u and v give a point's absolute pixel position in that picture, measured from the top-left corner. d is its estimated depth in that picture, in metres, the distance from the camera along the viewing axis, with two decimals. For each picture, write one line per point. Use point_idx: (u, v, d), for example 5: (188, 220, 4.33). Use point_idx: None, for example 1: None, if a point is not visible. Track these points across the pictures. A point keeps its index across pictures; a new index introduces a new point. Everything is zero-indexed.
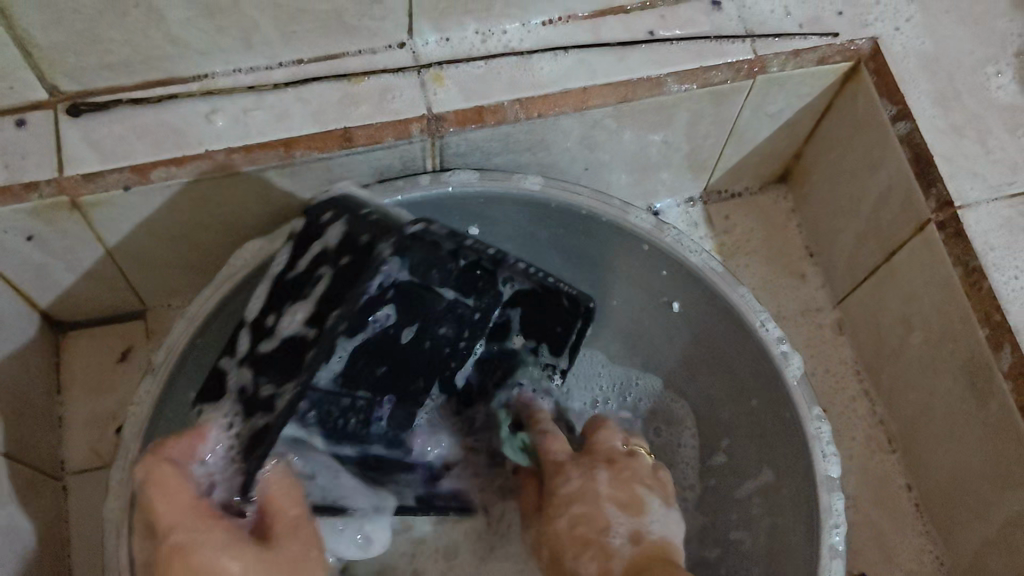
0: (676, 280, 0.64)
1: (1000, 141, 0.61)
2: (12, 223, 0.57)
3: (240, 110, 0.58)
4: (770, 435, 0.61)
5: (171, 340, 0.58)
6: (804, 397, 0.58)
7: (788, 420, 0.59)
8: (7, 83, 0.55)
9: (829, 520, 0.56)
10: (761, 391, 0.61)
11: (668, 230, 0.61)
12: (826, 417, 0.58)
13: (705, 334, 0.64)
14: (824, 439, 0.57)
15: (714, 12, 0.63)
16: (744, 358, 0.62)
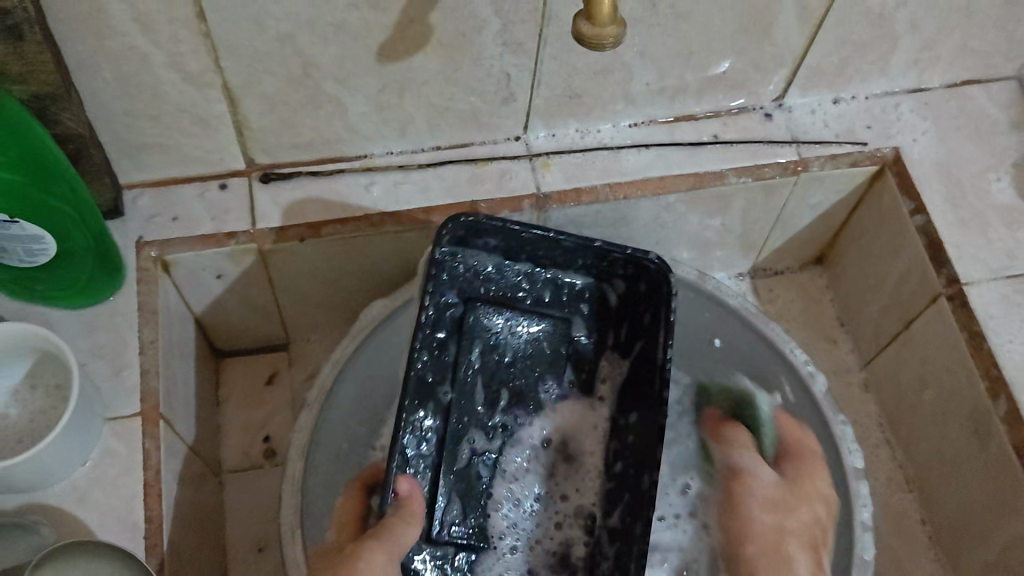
0: (719, 319, 0.75)
1: (998, 232, 0.75)
2: (211, 263, 0.72)
3: (391, 184, 0.74)
4: (807, 438, 0.72)
5: (324, 376, 0.69)
6: (826, 405, 0.71)
7: (819, 428, 0.71)
8: (220, 154, 0.71)
9: (858, 501, 0.68)
10: (788, 410, 0.73)
11: (709, 278, 0.76)
12: (848, 421, 0.71)
13: (748, 366, 0.75)
14: (847, 438, 0.70)
15: (767, 122, 0.79)
16: (776, 385, 0.74)
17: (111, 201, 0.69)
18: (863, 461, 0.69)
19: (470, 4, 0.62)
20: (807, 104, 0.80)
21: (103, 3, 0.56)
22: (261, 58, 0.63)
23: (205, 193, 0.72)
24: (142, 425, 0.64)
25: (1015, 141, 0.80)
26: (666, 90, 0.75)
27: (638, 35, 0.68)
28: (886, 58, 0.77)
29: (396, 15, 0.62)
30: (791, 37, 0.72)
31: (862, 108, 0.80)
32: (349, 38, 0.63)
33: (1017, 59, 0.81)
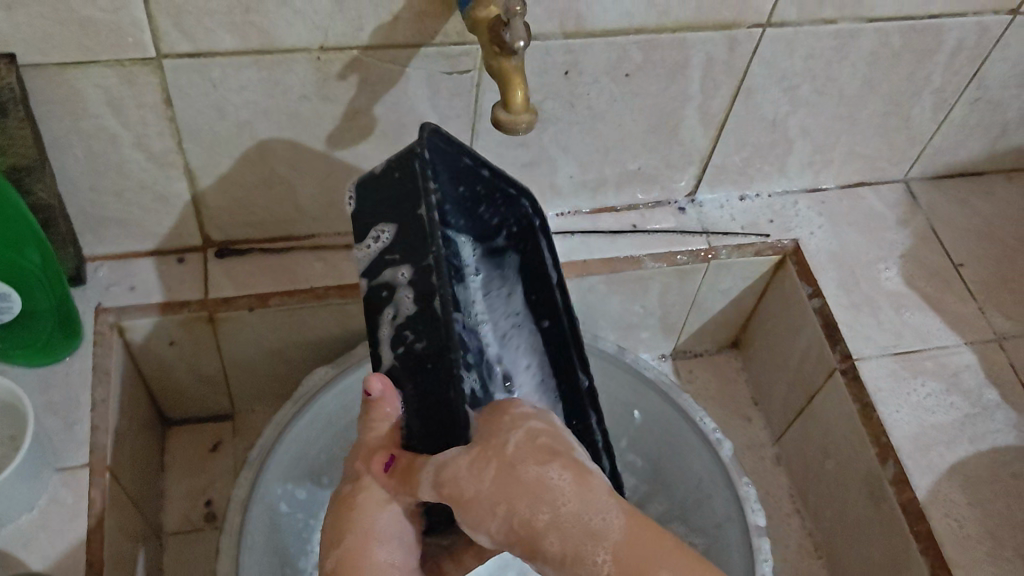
0: (637, 393, 0.83)
1: (887, 315, 0.83)
2: (165, 330, 0.78)
3: (337, 261, 0.81)
4: (712, 503, 0.78)
5: (267, 436, 0.74)
6: (734, 470, 0.76)
7: (724, 491, 0.76)
8: (178, 231, 0.77)
9: (760, 556, 0.72)
10: (693, 478, 0.80)
11: (627, 353, 0.82)
12: (752, 484, 0.75)
13: (660, 438, 0.83)
14: (751, 498, 0.74)
15: (679, 215, 0.88)
16: (685, 455, 0.81)
17: (75, 267, 0.74)
18: (765, 520, 0.74)
19: (409, 99, 0.70)
20: (715, 200, 0.89)
21: (80, 88, 0.63)
22: (219, 141, 0.70)
23: (163, 265, 0.78)
24: (89, 476, 0.67)
25: (902, 235, 0.89)
26: (588, 183, 0.84)
27: (560, 130, 0.77)
28: (783, 160, 0.87)
29: (343, 106, 0.69)
30: (697, 138, 0.81)
31: (764, 205, 0.90)
32: (300, 125, 0.70)
33: (902, 164, 0.91)
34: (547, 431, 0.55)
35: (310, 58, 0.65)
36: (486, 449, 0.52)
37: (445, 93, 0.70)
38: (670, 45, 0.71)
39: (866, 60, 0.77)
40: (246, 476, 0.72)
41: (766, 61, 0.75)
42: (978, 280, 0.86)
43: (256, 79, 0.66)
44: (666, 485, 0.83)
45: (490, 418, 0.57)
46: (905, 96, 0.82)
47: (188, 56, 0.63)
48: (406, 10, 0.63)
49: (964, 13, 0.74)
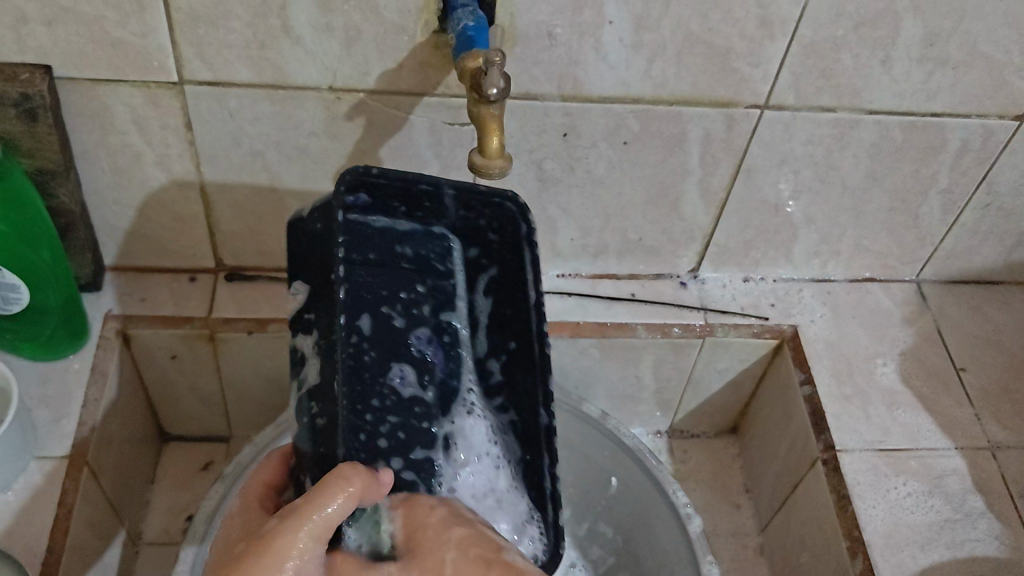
0: (617, 459, 0.83)
1: (877, 410, 0.82)
2: (166, 344, 0.81)
3: None
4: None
5: (243, 455, 0.77)
6: (698, 547, 0.74)
7: (688, 567, 0.75)
8: (192, 251, 0.82)
9: None
10: (663, 552, 0.79)
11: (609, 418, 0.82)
12: (716, 563, 0.74)
13: (635, 508, 0.82)
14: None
15: (680, 289, 0.89)
16: (657, 527, 0.80)
17: (91, 274, 0.79)
18: None
19: (413, 146, 0.74)
20: (719, 279, 0.90)
21: (109, 104, 0.69)
22: (233, 168, 0.75)
23: (175, 283, 0.83)
24: (65, 468, 0.71)
25: (905, 334, 0.88)
26: (589, 248, 0.86)
27: (560, 192, 0.79)
28: (788, 246, 0.87)
29: (350, 146, 0.74)
30: (698, 214, 0.83)
31: (768, 289, 0.90)
32: (309, 161, 0.75)
33: (913, 264, 0.91)
34: (464, 531, 0.54)
35: (320, 96, 0.70)
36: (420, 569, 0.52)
37: (448, 144, 0.74)
38: (667, 118, 0.73)
39: (867, 152, 0.78)
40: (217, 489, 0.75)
41: (765, 143, 0.76)
42: (978, 385, 0.84)
43: (269, 112, 0.71)
44: (638, 557, 0.82)
45: (407, 521, 0.57)
46: (911, 193, 0.82)
47: (207, 84, 0.68)
48: (410, 60, 0.67)
49: (967, 114, 0.75)
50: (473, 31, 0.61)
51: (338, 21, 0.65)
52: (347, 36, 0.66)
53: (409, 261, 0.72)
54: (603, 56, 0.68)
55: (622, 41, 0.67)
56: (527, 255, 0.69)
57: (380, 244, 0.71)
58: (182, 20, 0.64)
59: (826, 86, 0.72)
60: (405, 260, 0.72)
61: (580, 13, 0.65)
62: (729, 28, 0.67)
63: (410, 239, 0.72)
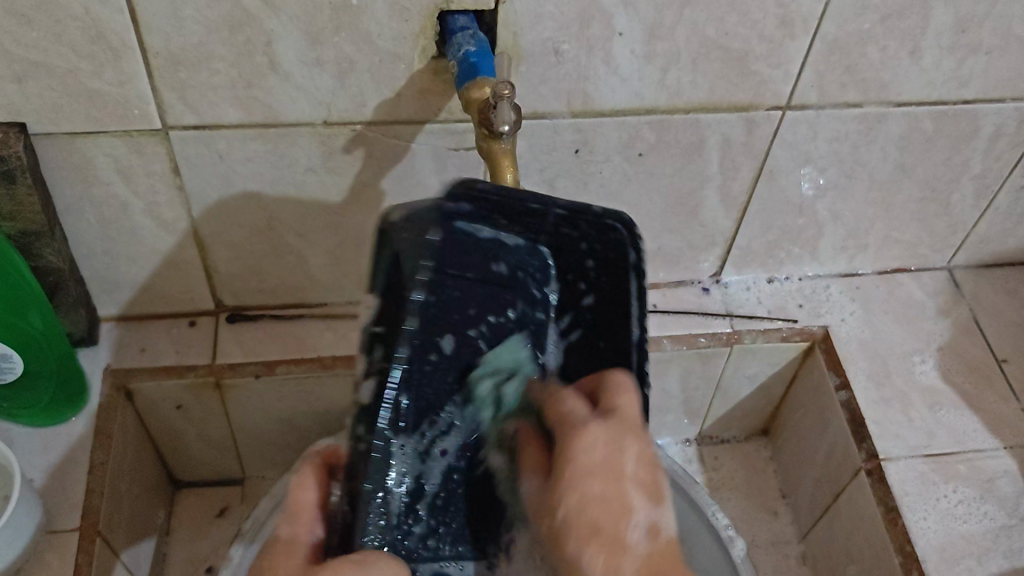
0: None
1: (919, 412, 0.78)
2: (171, 394, 0.77)
3: (347, 330, 0.80)
4: None
5: (261, 509, 0.73)
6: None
7: None
8: (190, 295, 0.78)
9: None
10: None
11: None
12: None
13: None
14: None
15: (703, 295, 0.85)
16: None
17: (85, 330, 0.75)
18: None
19: (417, 174, 0.70)
20: (742, 281, 0.86)
21: (90, 156, 0.64)
22: (228, 211, 0.70)
23: (174, 329, 0.79)
24: (77, 539, 0.67)
25: (941, 326, 0.84)
26: None
27: None
28: (814, 243, 0.83)
29: (350, 179, 0.69)
30: (719, 219, 0.79)
31: (794, 289, 0.86)
32: (308, 196, 0.70)
33: (944, 252, 0.87)
34: (610, 484, 0.54)
35: (315, 131, 0.65)
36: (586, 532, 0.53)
37: (453, 169, 0.70)
38: (685, 125, 0.69)
39: (896, 144, 0.74)
40: (236, 548, 0.71)
41: (788, 143, 0.72)
42: (1021, 377, 0.81)
43: (261, 152, 0.66)
44: None
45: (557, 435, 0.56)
46: (942, 182, 0.78)
47: (194, 128, 0.64)
48: (408, 88, 0.63)
49: (1001, 99, 0.71)
50: (475, 57, 0.56)
51: (329, 54, 0.60)
52: (340, 68, 0.61)
53: (500, 276, 0.60)
54: (614, 69, 0.64)
55: (633, 52, 0.63)
56: (635, 288, 0.60)
57: (485, 254, 0.58)
58: (161, 65, 0.59)
59: (852, 82, 0.68)
60: (494, 269, 0.60)
61: (587, 27, 0.60)
62: (749, 30, 0.62)
63: (505, 252, 0.59)
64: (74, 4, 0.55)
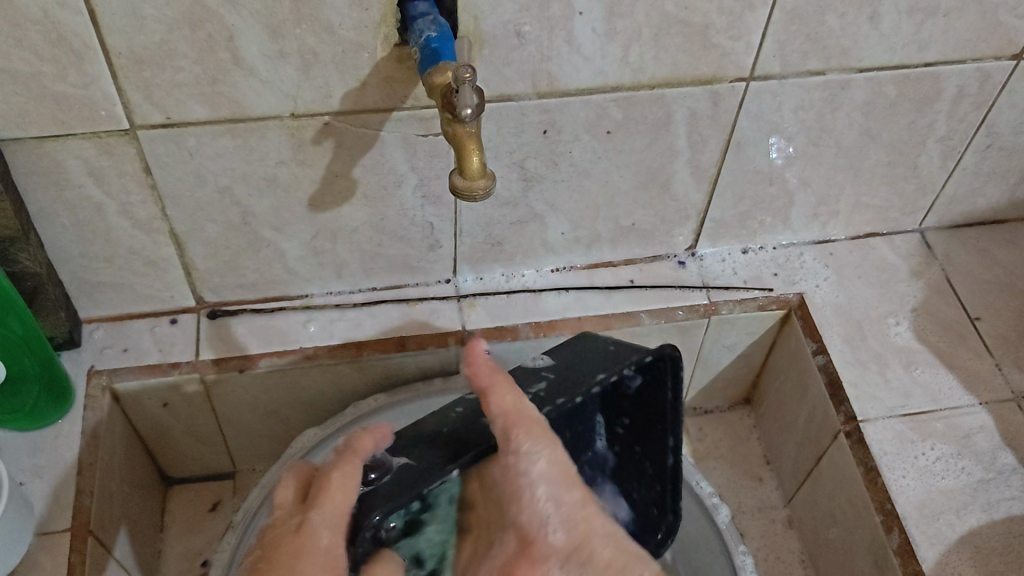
0: None
1: (896, 373, 0.79)
2: (157, 392, 0.78)
3: (327, 321, 0.81)
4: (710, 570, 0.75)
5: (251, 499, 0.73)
6: (731, 538, 0.73)
7: (720, 559, 0.73)
8: (170, 293, 0.78)
9: None
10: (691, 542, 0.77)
11: None
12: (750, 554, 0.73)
13: None
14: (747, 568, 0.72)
15: (679, 269, 0.86)
16: None
17: (66, 332, 0.76)
18: None
19: (388, 161, 0.70)
20: (717, 253, 0.87)
21: (60, 159, 0.64)
22: (202, 208, 0.71)
23: (155, 327, 0.79)
24: (70, 540, 0.68)
25: (914, 288, 0.86)
26: (581, 239, 0.83)
27: (546, 189, 0.76)
28: (786, 212, 0.84)
29: (321, 170, 0.70)
30: (691, 192, 0.80)
31: (769, 258, 0.87)
32: (280, 190, 0.71)
33: (914, 214, 0.88)
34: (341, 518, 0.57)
35: (283, 124, 0.65)
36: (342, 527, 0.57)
37: (423, 155, 0.70)
38: (650, 102, 0.70)
39: (861, 110, 0.74)
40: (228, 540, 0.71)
41: (753, 114, 0.73)
42: (994, 334, 0.82)
43: (231, 147, 0.66)
44: None
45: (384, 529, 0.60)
46: (909, 145, 0.79)
47: (162, 126, 0.64)
48: (374, 77, 0.63)
49: (961, 60, 0.72)
50: (438, 42, 0.57)
51: (291, 46, 0.60)
52: (304, 60, 0.61)
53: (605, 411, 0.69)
54: (577, 48, 0.64)
55: (594, 30, 0.63)
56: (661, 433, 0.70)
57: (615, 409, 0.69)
58: (125, 65, 0.59)
59: (813, 50, 0.68)
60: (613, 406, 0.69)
61: (547, 8, 0.61)
62: (708, 3, 0.63)
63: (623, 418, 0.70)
64: (33, 8, 0.55)
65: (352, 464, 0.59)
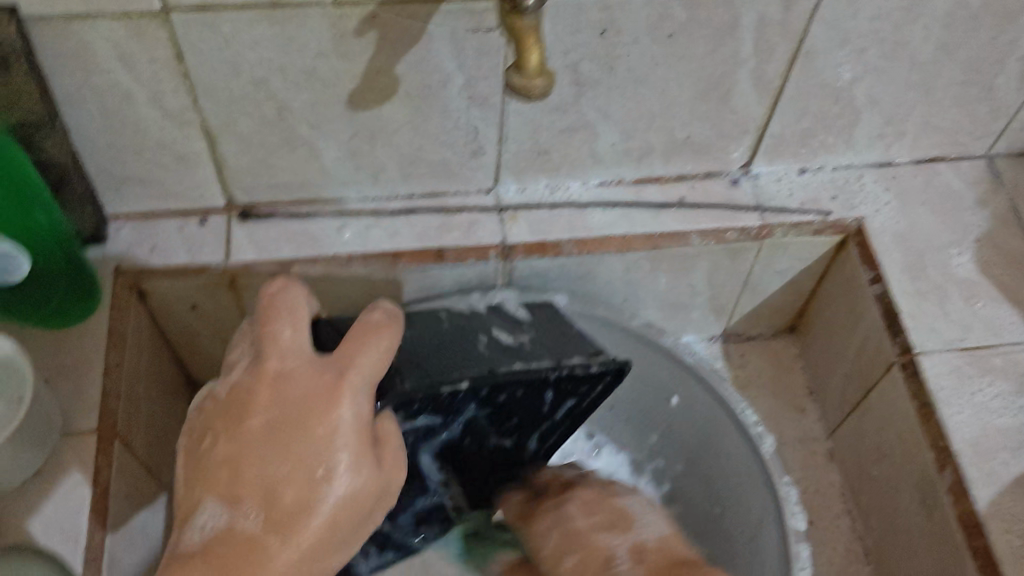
0: (673, 374, 0.77)
1: (956, 305, 0.75)
2: (185, 293, 0.75)
3: (362, 226, 0.77)
4: (751, 499, 0.71)
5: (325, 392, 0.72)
6: (774, 468, 0.69)
7: (762, 491, 0.70)
8: (201, 192, 0.75)
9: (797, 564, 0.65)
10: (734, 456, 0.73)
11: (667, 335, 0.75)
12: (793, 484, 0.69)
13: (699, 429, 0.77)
14: (791, 501, 0.68)
15: (732, 188, 0.82)
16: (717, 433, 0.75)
17: (93, 228, 0.73)
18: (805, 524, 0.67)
19: (433, 59, 0.66)
20: (773, 172, 0.83)
21: (87, 40, 0.60)
22: (237, 100, 0.67)
23: (185, 226, 0.76)
24: (96, 443, 0.66)
25: (980, 217, 0.81)
26: (631, 152, 0.78)
27: (598, 95, 0.71)
28: (849, 132, 0.79)
29: (363, 65, 0.66)
30: (751, 105, 0.75)
31: (826, 179, 0.83)
32: (316, 82, 0.66)
33: (985, 138, 0.83)
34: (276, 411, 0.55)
35: (325, 12, 0.61)
36: (276, 393, 0.55)
37: (471, 53, 0.66)
38: (717, 3, 0.65)
39: (941, 21, 0.69)
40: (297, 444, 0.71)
41: (828, 23, 0.68)
42: None
43: (269, 34, 0.62)
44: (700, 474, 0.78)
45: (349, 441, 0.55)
46: (988, 62, 0.74)
47: (196, 9, 0.60)
48: None
49: None
50: None
51: None
52: None
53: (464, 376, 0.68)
54: None
55: None
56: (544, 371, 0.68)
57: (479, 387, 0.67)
58: None
59: None
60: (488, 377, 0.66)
61: None
62: None
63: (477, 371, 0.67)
64: None
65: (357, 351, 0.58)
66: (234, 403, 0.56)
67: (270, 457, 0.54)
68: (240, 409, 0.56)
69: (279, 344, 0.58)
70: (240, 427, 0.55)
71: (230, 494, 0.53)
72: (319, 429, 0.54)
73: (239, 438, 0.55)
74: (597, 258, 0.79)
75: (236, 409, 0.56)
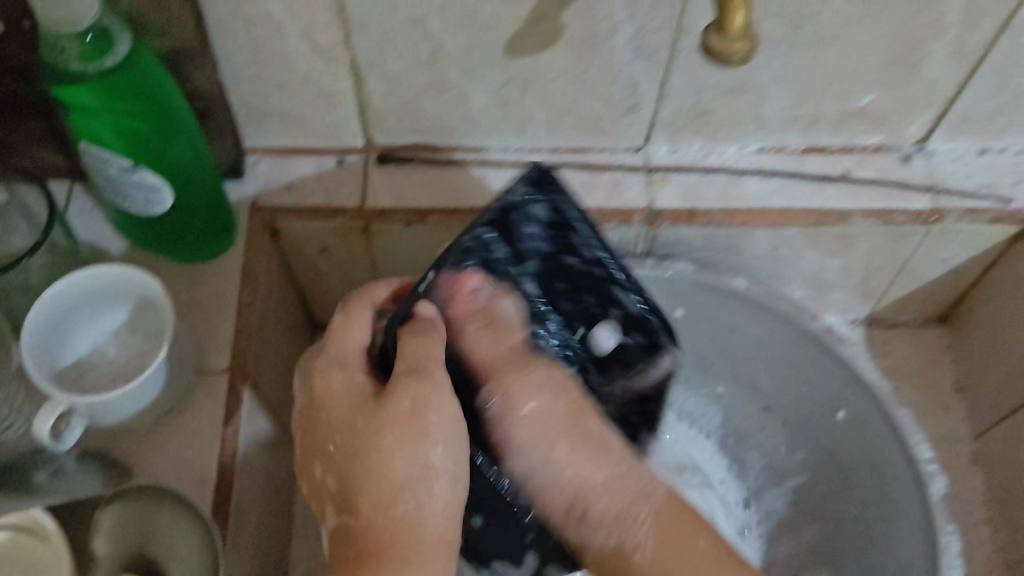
0: (847, 389, 0.72)
1: None
2: (318, 236, 0.73)
3: (504, 179, 0.73)
4: (908, 531, 0.67)
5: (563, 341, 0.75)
6: (940, 512, 0.64)
7: (922, 531, 0.65)
8: (340, 131, 0.72)
9: None
10: (898, 475, 0.69)
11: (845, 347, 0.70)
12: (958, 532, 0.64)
13: (860, 444, 0.72)
14: (951, 551, 0.63)
15: (904, 165, 0.75)
16: (880, 453, 0.70)
17: (231, 160, 0.71)
18: None
19: (604, 7, 0.61)
20: (951, 151, 0.75)
21: None
22: (391, 39, 0.63)
23: (321, 166, 0.73)
24: (226, 382, 0.64)
25: None
26: (799, 119, 0.72)
27: (775, 56, 0.65)
28: None
29: (528, 9, 0.61)
30: (942, 78, 0.68)
31: (1013, 163, 0.74)
32: (477, 26, 0.62)
33: None
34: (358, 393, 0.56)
35: None
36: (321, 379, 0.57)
37: (646, 3, 0.60)
38: None
39: None
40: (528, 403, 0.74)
41: None
42: None
43: None
44: (855, 488, 0.74)
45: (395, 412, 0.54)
46: None
47: None
48: None
49: None
50: None
51: None
52: None
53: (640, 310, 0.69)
54: None
55: None
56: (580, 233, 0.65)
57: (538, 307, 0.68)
58: None
59: None
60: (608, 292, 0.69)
61: None
62: None
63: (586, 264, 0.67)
64: None
65: (358, 321, 0.59)
66: (310, 419, 0.57)
67: (375, 444, 0.53)
68: (314, 412, 0.57)
69: (332, 379, 0.57)
70: (352, 431, 0.54)
71: (340, 504, 0.55)
72: (375, 456, 0.53)
73: (352, 437, 0.54)
74: (748, 232, 0.73)
75: (317, 424, 0.56)
